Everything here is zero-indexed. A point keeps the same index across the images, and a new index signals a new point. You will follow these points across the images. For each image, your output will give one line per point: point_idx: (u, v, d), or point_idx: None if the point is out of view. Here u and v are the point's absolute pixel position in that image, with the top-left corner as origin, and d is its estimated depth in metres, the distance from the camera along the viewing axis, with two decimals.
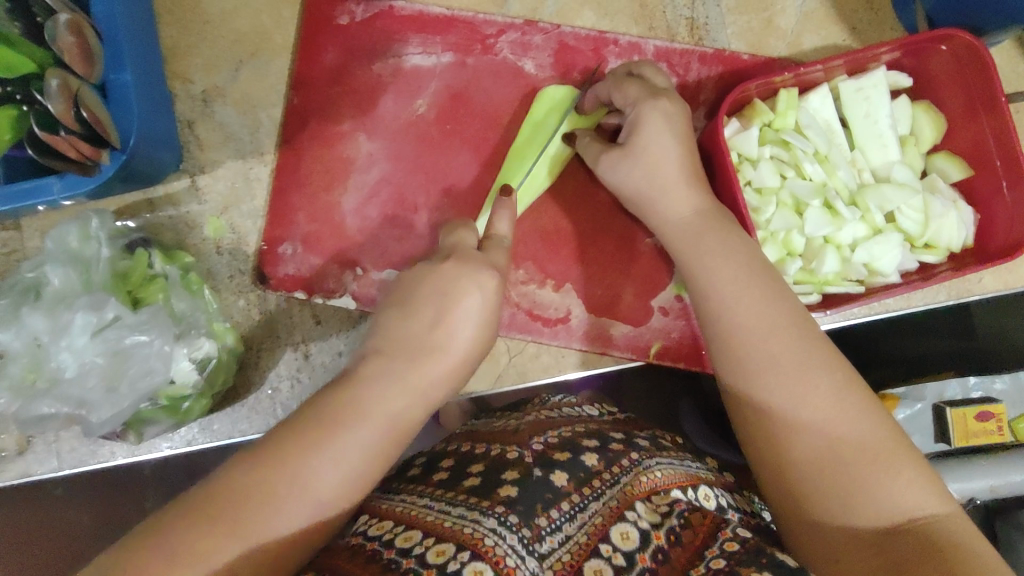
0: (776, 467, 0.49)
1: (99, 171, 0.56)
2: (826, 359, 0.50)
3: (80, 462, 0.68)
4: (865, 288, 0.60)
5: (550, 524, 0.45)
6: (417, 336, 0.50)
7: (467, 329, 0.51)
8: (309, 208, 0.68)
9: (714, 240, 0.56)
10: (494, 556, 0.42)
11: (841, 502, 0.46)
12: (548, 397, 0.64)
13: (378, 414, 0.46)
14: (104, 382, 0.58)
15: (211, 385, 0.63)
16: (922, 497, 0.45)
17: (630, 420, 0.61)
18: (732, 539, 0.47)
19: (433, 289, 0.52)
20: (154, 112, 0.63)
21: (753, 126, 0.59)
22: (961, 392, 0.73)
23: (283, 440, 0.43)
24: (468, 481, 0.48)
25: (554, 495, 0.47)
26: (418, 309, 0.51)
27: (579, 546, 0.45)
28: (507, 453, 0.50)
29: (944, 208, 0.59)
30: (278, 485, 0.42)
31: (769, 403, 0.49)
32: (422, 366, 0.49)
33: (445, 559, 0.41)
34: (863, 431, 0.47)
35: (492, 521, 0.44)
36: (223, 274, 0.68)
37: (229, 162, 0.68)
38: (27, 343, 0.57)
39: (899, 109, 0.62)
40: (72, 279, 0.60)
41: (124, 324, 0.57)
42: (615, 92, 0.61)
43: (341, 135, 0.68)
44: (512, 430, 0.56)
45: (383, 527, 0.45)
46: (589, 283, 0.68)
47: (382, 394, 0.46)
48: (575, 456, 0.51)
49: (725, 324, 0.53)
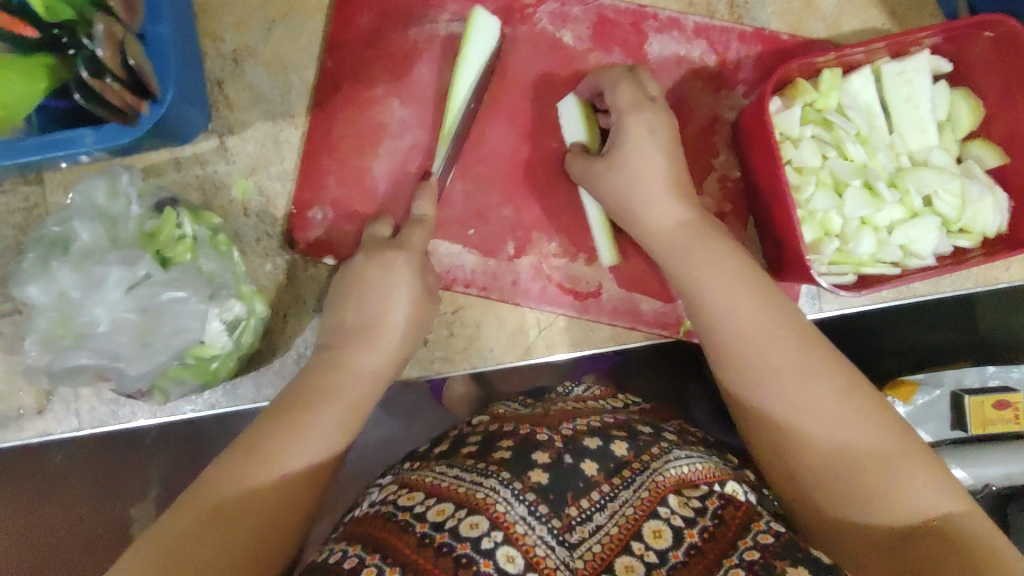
0: (790, 470, 0.50)
1: (138, 122, 0.55)
2: (827, 362, 0.50)
3: (100, 423, 0.68)
4: (901, 270, 0.60)
5: (581, 514, 0.49)
6: (351, 320, 0.58)
7: (402, 310, 0.58)
8: (339, 172, 0.67)
9: (702, 250, 0.56)
10: (525, 544, 0.45)
11: (857, 507, 0.47)
12: (570, 387, 0.64)
13: (344, 399, 0.53)
14: (137, 337, 0.57)
15: (237, 346, 0.62)
16: (941, 498, 0.45)
17: (654, 410, 0.64)
18: (764, 532, 0.47)
19: (374, 286, 0.59)
20: (187, 69, 0.61)
21: (797, 105, 0.59)
22: (978, 379, 0.74)
23: (258, 442, 0.49)
24: (499, 454, 0.51)
25: (586, 484, 0.50)
26: (345, 302, 0.59)
27: (612, 538, 0.48)
28: (537, 434, 0.53)
29: (981, 194, 0.58)
30: (265, 485, 0.47)
31: (772, 408, 0.50)
32: (363, 354, 0.56)
33: (479, 533, 0.45)
34: (873, 432, 0.47)
35: (523, 509, 0.47)
36: (250, 237, 0.67)
37: (258, 124, 0.68)
38: (53, 297, 0.57)
39: (937, 94, 0.62)
40: (99, 234, 0.59)
41: (156, 282, 0.57)
42: (609, 88, 0.61)
43: (374, 100, 0.67)
44: (542, 414, 0.58)
45: (414, 498, 0.48)
46: (621, 258, 0.67)
47: (335, 377, 0.54)
48: (604, 444, 0.53)
49: (716, 333, 0.54)
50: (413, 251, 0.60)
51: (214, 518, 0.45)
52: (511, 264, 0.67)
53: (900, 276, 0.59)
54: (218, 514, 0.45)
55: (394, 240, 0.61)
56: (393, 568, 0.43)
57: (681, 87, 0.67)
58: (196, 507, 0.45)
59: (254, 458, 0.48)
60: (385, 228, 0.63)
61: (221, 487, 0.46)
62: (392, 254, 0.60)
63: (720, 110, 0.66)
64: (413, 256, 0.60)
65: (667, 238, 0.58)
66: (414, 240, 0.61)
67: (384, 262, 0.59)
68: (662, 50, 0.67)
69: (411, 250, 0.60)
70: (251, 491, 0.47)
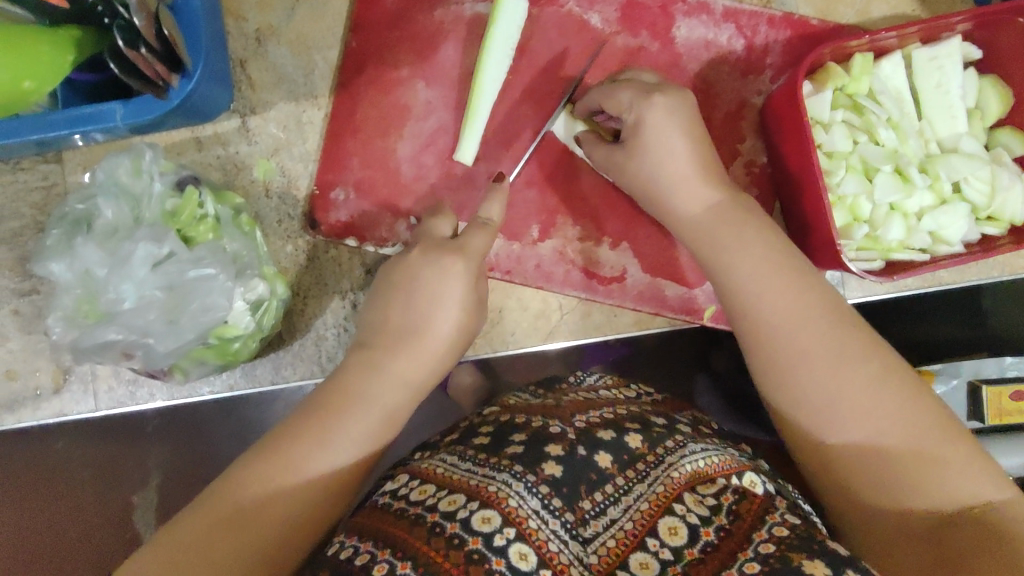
0: (821, 457, 0.50)
1: (168, 96, 0.55)
2: (863, 348, 0.50)
3: (117, 404, 0.68)
4: (930, 257, 0.60)
5: (595, 508, 0.48)
6: (403, 320, 0.56)
7: (449, 317, 0.56)
8: (363, 153, 0.67)
9: (728, 237, 0.56)
10: (538, 540, 0.45)
11: (891, 495, 0.47)
12: (582, 376, 0.63)
13: (379, 404, 0.52)
14: (164, 314, 0.56)
15: (260, 326, 0.62)
16: (977, 482, 0.46)
17: (669, 402, 0.61)
18: (780, 524, 0.47)
19: (403, 280, 0.57)
20: (214, 46, 0.61)
21: (827, 89, 0.60)
22: (996, 370, 0.72)
23: (280, 443, 0.48)
24: (511, 449, 0.50)
25: (598, 477, 0.49)
26: (393, 296, 0.57)
27: (626, 534, 0.47)
28: (550, 427, 0.51)
29: (1010, 181, 0.59)
30: (282, 489, 0.47)
31: (805, 394, 0.50)
32: (400, 359, 0.54)
33: (491, 529, 0.44)
34: (909, 420, 0.47)
35: (536, 502, 0.46)
36: (271, 218, 0.67)
37: (281, 104, 0.67)
38: (78, 274, 0.56)
39: (967, 81, 0.62)
40: (123, 211, 0.59)
41: (182, 259, 0.56)
42: (605, 100, 0.61)
43: (398, 81, 0.67)
44: (555, 404, 0.56)
45: (426, 492, 0.48)
46: (645, 244, 0.68)
47: (370, 384, 0.52)
48: (618, 435, 0.52)
49: (749, 318, 0.53)
50: (470, 256, 0.58)
51: (229, 521, 0.45)
52: (535, 248, 0.67)
53: (929, 263, 0.60)
54: (233, 517, 0.45)
55: (455, 240, 0.58)
56: (405, 561, 0.43)
57: (708, 71, 0.67)
58: (210, 508, 0.45)
59: (274, 462, 0.47)
60: (441, 226, 0.61)
61: (235, 490, 0.46)
62: (449, 258, 0.57)
63: (747, 95, 0.67)
64: (471, 261, 0.58)
65: (695, 223, 0.58)
66: (475, 245, 0.58)
67: (441, 266, 0.57)
68: (690, 34, 0.67)
69: (469, 255, 0.58)
70: (268, 494, 0.46)
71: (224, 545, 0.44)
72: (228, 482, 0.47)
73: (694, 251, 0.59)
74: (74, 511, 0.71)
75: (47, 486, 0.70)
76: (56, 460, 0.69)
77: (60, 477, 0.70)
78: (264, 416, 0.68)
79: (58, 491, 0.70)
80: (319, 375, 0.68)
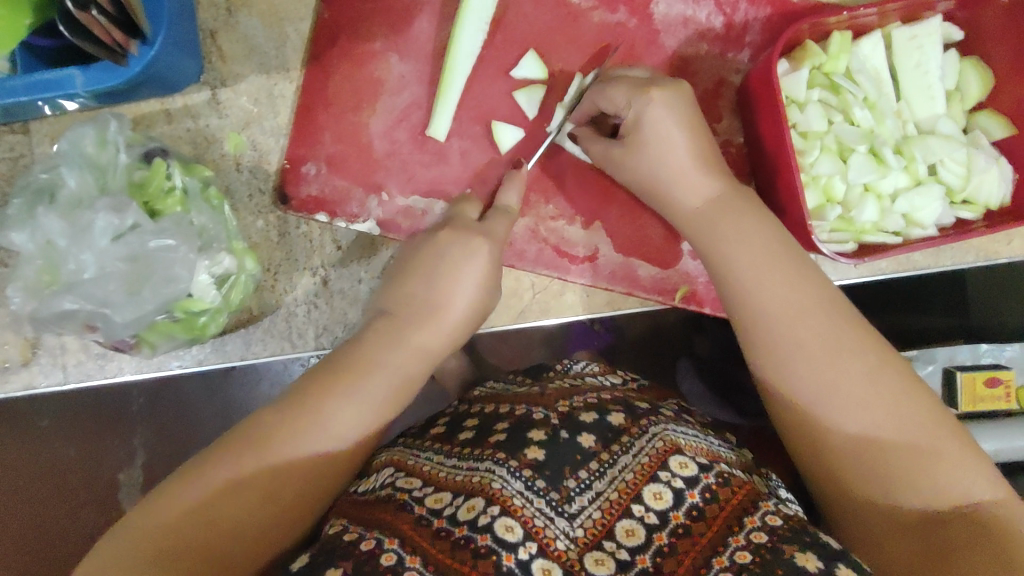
0: (821, 457, 0.49)
1: (127, 63, 0.54)
2: (860, 342, 0.49)
3: (86, 377, 0.64)
4: (902, 239, 0.61)
5: (579, 485, 0.47)
6: (417, 296, 0.56)
7: (467, 289, 0.57)
8: (335, 127, 0.65)
9: (729, 226, 0.55)
10: (524, 516, 0.44)
11: (883, 490, 0.47)
12: (570, 364, 0.61)
13: (371, 391, 0.50)
14: (126, 285, 0.56)
15: (227, 301, 0.62)
16: (974, 480, 0.46)
17: (651, 389, 0.60)
18: (773, 514, 0.46)
19: (427, 257, 0.58)
20: (180, 13, 0.59)
21: (803, 68, 0.59)
22: (970, 357, 0.72)
23: (259, 432, 0.47)
24: (494, 438, 0.49)
25: (582, 457, 0.48)
26: (414, 272, 0.57)
27: (611, 503, 0.47)
28: (533, 413, 0.51)
29: (986, 165, 0.59)
30: (239, 497, 0.45)
31: (798, 392, 0.49)
32: (420, 328, 0.54)
33: (475, 514, 0.44)
34: (904, 414, 0.47)
35: (519, 483, 0.46)
36: (242, 192, 0.66)
37: (251, 77, 0.66)
38: (39, 245, 0.55)
39: (948, 62, 0.62)
40: (87, 182, 0.57)
41: (145, 231, 0.55)
42: (601, 99, 0.60)
43: (372, 54, 0.65)
44: (537, 392, 0.55)
45: (412, 482, 0.47)
46: (620, 226, 0.67)
47: (381, 350, 0.52)
48: (602, 416, 0.51)
49: (749, 312, 0.53)
50: (495, 240, 0.58)
51: (215, 516, 0.44)
52: None
53: (901, 244, 0.60)
54: (225, 497, 0.45)
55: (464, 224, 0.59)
56: (390, 538, 0.43)
57: (686, 49, 0.66)
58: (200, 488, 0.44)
59: (223, 478, 0.45)
60: (471, 210, 0.62)
61: (221, 474, 0.45)
62: (478, 240, 0.58)
63: (726, 74, 0.66)
64: (496, 245, 0.58)
65: (697, 222, 0.58)
66: (499, 230, 0.59)
67: (469, 245, 0.57)
68: (669, 10, 0.65)
69: (496, 238, 0.59)
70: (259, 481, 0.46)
71: (218, 523, 0.44)
72: (213, 462, 0.46)
73: (692, 242, 0.59)
74: (46, 484, 0.71)
75: (14, 461, 0.69)
76: (22, 435, 0.68)
77: (27, 451, 0.69)
78: (241, 386, 0.69)
79: (27, 465, 0.70)
80: (289, 351, 0.66)
